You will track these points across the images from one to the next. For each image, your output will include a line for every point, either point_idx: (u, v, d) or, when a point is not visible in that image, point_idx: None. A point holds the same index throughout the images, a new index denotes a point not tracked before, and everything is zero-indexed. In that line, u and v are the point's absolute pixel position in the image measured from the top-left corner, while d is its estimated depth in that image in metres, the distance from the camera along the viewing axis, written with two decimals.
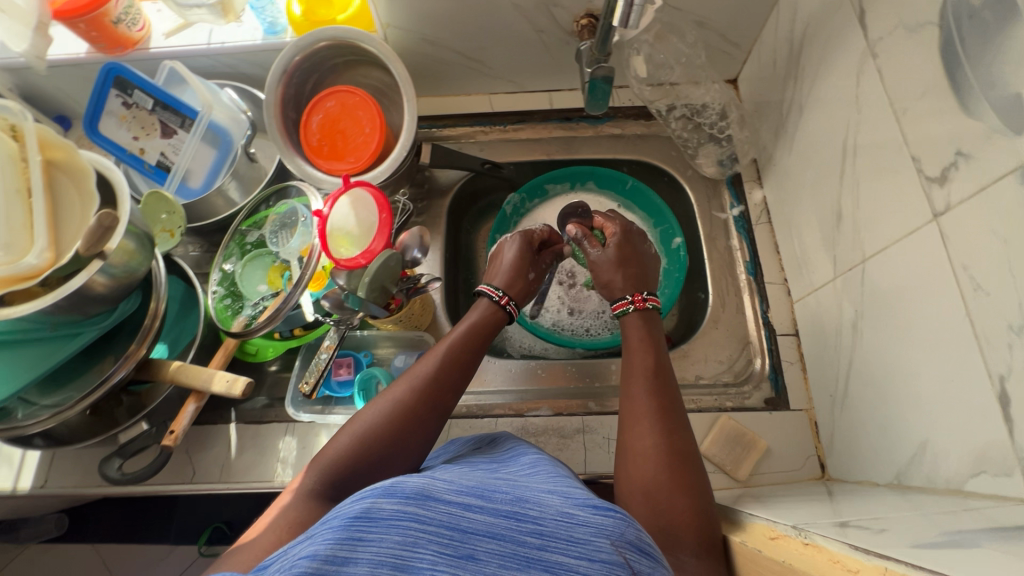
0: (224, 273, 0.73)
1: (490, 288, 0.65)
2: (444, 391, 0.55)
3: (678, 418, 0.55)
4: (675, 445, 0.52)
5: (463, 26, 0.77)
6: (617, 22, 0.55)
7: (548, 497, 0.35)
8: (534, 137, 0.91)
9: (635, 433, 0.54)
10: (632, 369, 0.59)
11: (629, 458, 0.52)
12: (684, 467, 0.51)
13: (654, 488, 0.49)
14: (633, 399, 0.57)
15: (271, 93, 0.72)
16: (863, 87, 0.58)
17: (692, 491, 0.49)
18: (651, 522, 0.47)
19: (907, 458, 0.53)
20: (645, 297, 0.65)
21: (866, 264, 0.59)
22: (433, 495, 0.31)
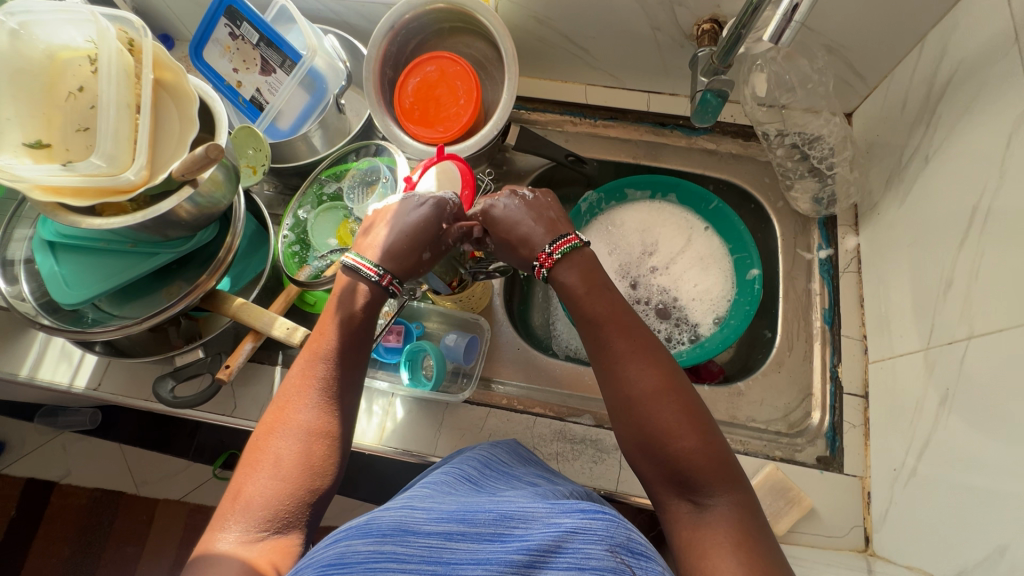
0: (297, 220, 0.73)
1: (366, 267, 0.56)
2: (334, 382, 0.52)
3: (648, 353, 0.52)
4: (656, 389, 0.49)
5: (578, 11, 0.74)
6: (766, 36, 0.51)
7: (534, 508, 0.32)
8: (622, 137, 0.88)
9: (616, 387, 0.51)
10: (585, 313, 0.54)
11: (620, 417, 0.51)
12: (676, 410, 0.48)
13: (653, 439, 0.48)
14: (603, 348, 0.53)
15: (374, 47, 0.71)
16: (1015, 150, 0.53)
17: (693, 427, 0.48)
18: (664, 472, 0.48)
19: (978, 559, 0.49)
20: (551, 254, 0.56)
21: (971, 341, 0.54)
22: (411, 529, 0.30)
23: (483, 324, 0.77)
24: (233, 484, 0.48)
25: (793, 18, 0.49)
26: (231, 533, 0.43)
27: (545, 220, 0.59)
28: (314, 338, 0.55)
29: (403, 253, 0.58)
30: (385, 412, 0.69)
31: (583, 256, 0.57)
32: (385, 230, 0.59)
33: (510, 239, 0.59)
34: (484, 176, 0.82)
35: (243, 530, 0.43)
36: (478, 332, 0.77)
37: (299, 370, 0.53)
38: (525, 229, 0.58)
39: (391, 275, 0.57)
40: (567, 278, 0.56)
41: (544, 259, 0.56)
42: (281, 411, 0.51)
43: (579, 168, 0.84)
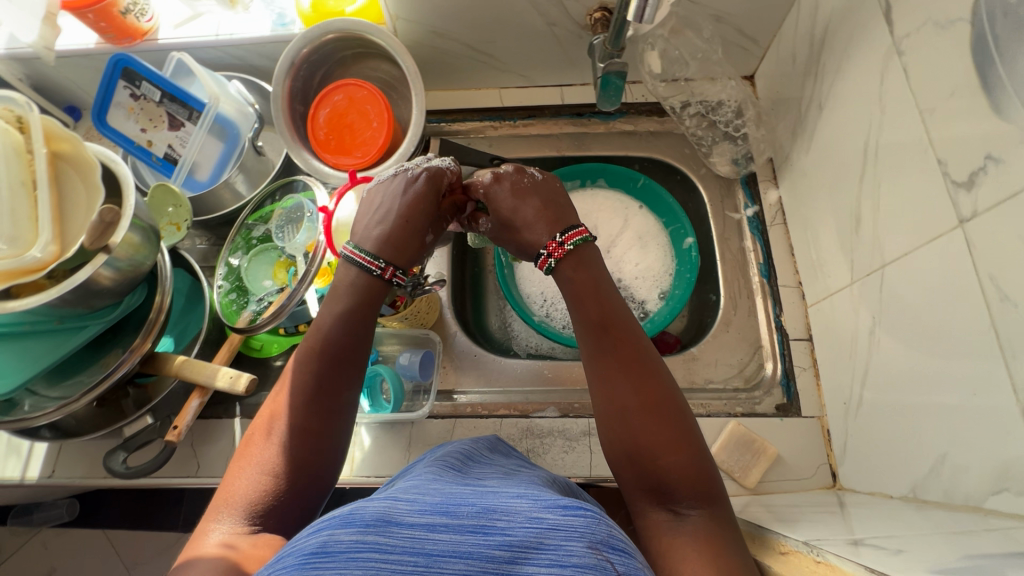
0: (230, 268, 0.72)
1: (370, 262, 0.57)
2: (332, 391, 0.53)
3: (642, 365, 0.52)
4: (648, 398, 0.50)
5: (473, 18, 0.76)
6: (631, 18, 0.54)
7: (516, 501, 0.32)
8: (544, 133, 0.90)
9: (608, 395, 0.52)
10: (581, 317, 0.56)
11: (608, 426, 0.52)
12: (664, 417, 0.49)
13: (639, 446, 0.49)
14: (596, 357, 0.54)
15: (278, 85, 0.72)
16: (888, 85, 0.56)
17: (678, 439, 0.49)
18: (644, 478, 0.49)
19: (925, 472, 0.51)
20: (562, 244, 0.58)
21: (886, 269, 0.57)
22: (394, 520, 0.29)
23: (435, 339, 0.77)
24: (227, 479, 0.50)
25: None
26: (222, 527, 0.44)
27: (555, 204, 0.62)
28: (311, 338, 0.55)
29: (403, 240, 0.60)
30: (351, 441, 0.68)
31: (582, 263, 0.58)
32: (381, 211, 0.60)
33: (514, 220, 0.62)
34: None
35: (233, 525, 0.44)
36: (432, 346, 0.76)
37: (295, 367, 0.54)
38: (538, 214, 0.61)
39: (392, 266, 0.58)
40: (567, 280, 0.58)
41: (556, 249, 0.58)
42: (280, 410, 0.52)
43: None
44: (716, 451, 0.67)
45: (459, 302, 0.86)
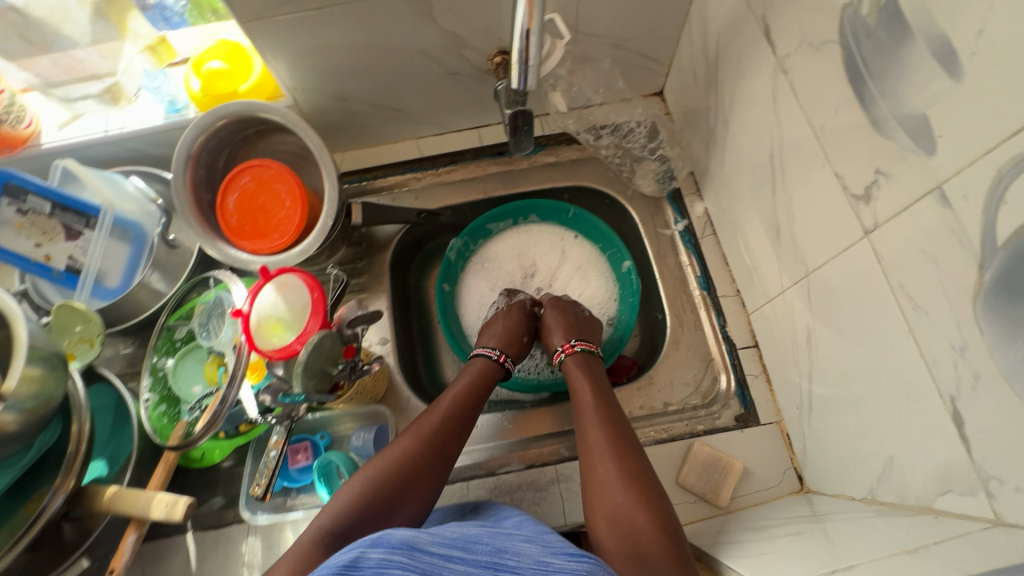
0: (156, 376, 0.67)
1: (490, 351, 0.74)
2: (450, 440, 0.62)
3: (630, 444, 0.60)
4: (632, 469, 0.57)
5: (374, 78, 0.75)
6: (515, 86, 0.54)
7: (526, 547, 0.40)
8: (468, 177, 0.89)
9: (596, 470, 0.58)
10: (583, 409, 0.65)
11: (595, 500, 0.56)
12: (645, 485, 0.56)
13: (619, 514, 0.54)
14: (590, 437, 0.62)
15: (179, 178, 0.69)
16: (780, 102, 0.57)
17: (653, 508, 0.53)
18: (622, 546, 0.51)
19: (878, 475, 0.52)
20: (572, 344, 0.74)
21: (810, 278, 0.59)
22: (418, 547, 0.37)
23: (386, 411, 0.72)
24: None
25: (531, 65, 0.53)
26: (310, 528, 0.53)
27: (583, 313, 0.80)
28: (456, 396, 0.67)
29: (511, 338, 0.77)
30: None
31: (589, 372, 0.70)
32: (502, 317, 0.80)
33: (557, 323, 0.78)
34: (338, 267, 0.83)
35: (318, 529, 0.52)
36: (385, 420, 0.72)
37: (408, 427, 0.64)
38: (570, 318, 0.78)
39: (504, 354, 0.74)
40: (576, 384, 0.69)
41: (567, 347, 0.73)
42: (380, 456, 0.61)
43: (435, 221, 0.84)
44: (683, 476, 0.67)
45: (409, 362, 0.82)
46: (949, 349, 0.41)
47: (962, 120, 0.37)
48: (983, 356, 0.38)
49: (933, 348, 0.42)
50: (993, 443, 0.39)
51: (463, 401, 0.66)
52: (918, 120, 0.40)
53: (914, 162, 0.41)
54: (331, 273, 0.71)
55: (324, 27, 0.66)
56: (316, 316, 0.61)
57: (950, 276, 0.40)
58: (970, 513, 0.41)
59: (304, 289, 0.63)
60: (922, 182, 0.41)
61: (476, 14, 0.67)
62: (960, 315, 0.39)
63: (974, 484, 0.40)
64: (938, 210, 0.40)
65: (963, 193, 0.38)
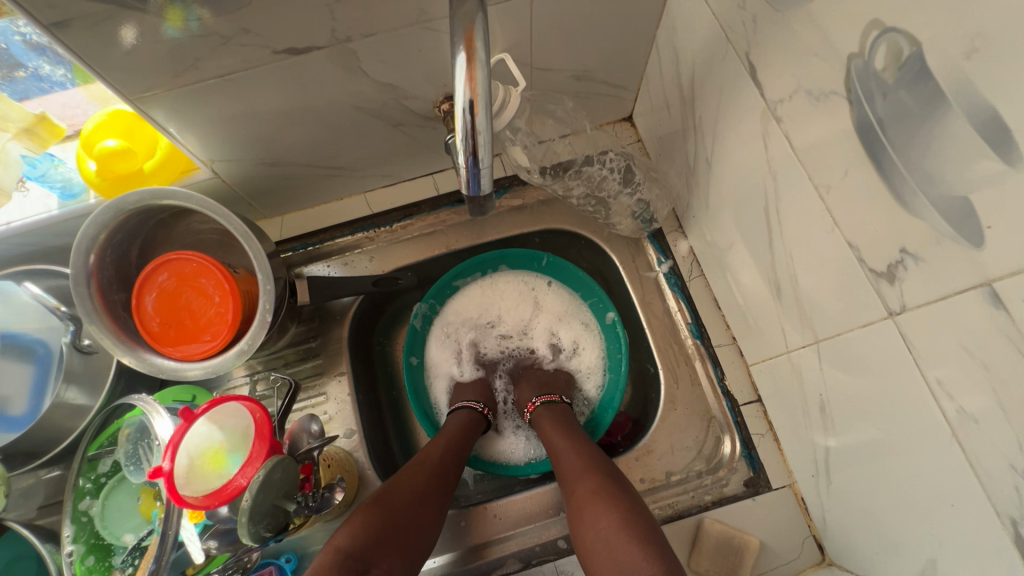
0: (80, 522, 0.57)
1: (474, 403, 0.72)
2: (448, 470, 0.62)
3: (601, 460, 0.61)
4: (603, 482, 0.57)
5: (304, 138, 0.65)
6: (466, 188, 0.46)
7: None
8: (427, 231, 0.79)
9: (573, 491, 0.59)
10: (553, 442, 0.66)
11: (575, 517, 0.56)
12: (615, 491, 0.56)
13: (595, 526, 0.53)
14: (564, 461, 0.62)
15: (81, 285, 0.58)
16: (772, 149, 0.50)
17: (623, 512, 0.53)
18: (603, 556, 0.51)
19: (918, 572, 0.46)
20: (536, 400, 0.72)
21: (820, 344, 0.52)
22: None
23: None
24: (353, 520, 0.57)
25: (479, 159, 0.41)
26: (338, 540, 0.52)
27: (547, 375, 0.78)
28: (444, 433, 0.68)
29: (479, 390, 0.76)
30: None
31: (553, 411, 0.70)
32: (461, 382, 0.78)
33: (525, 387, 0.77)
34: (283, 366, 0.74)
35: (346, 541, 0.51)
36: None
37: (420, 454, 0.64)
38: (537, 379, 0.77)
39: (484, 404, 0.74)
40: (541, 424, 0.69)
41: (531, 404, 0.72)
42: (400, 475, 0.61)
43: (394, 287, 0.75)
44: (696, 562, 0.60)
45: (382, 447, 0.73)
46: (1008, 468, 0.34)
47: (1020, 214, 0.29)
48: None
49: (985, 459, 0.36)
50: None
51: (454, 435, 0.67)
52: (956, 203, 0.33)
53: (954, 250, 0.34)
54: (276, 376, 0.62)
55: (235, 94, 0.55)
56: (262, 441, 0.52)
57: (1006, 387, 0.33)
58: None
59: (246, 413, 0.54)
60: (964, 273, 0.34)
61: (415, 63, 0.58)
62: (1021, 436, 0.33)
63: None
64: (988, 309, 0.33)
65: (1021, 297, 0.31)
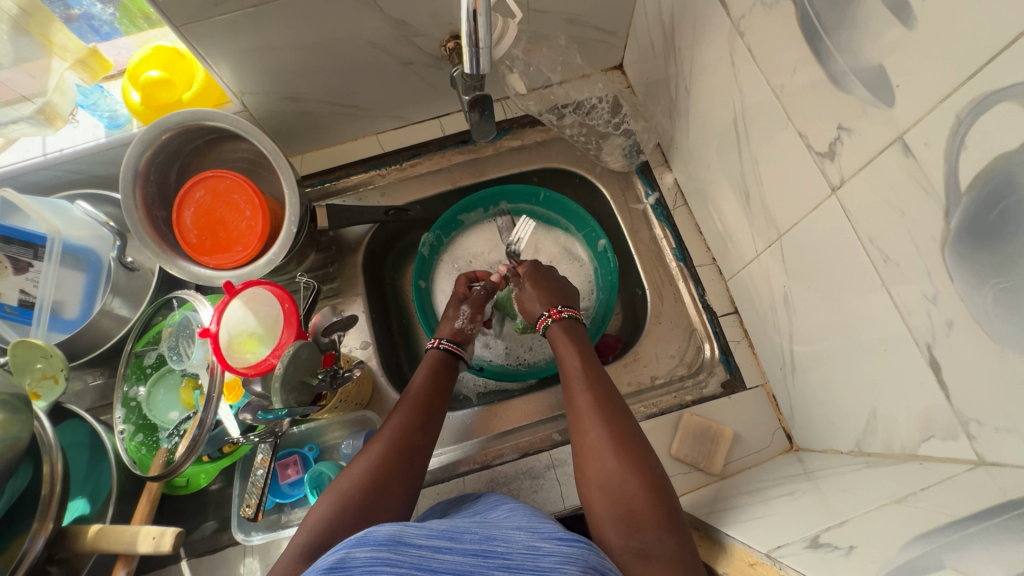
0: (130, 406, 0.65)
1: (453, 346, 0.73)
2: (417, 435, 0.63)
3: (617, 409, 0.61)
4: (619, 435, 0.58)
5: (324, 74, 0.72)
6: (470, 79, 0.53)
7: (516, 534, 0.43)
8: (434, 169, 0.87)
9: (586, 437, 0.59)
10: (572, 378, 0.65)
11: (586, 465, 0.58)
12: (627, 444, 0.57)
13: (609, 479, 0.55)
14: (579, 406, 0.62)
15: (129, 197, 0.65)
16: (739, 64, 0.57)
17: (640, 472, 0.55)
18: (614, 510, 0.53)
19: (863, 426, 0.52)
20: (558, 308, 0.72)
21: (782, 240, 0.59)
22: (404, 541, 0.39)
23: (374, 416, 0.72)
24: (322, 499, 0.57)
25: (481, 49, 0.47)
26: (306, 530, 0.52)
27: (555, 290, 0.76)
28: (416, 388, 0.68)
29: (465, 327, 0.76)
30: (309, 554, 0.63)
31: (577, 343, 0.69)
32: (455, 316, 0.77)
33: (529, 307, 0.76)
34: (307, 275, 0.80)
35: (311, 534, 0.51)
36: (373, 425, 0.71)
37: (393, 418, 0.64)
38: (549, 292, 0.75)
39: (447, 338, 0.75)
40: (562, 353, 0.69)
41: (556, 312, 0.71)
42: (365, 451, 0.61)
43: (404, 217, 0.82)
44: (676, 448, 0.67)
45: (393, 360, 0.81)
46: (922, 298, 0.41)
47: (918, 68, 0.36)
48: (954, 302, 0.39)
49: (906, 299, 0.43)
50: (971, 387, 0.39)
51: (425, 394, 0.67)
52: (874, 72, 0.40)
53: (874, 115, 0.41)
54: (301, 281, 0.69)
55: (266, 26, 0.62)
56: (290, 326, 0.59)
57: (917, 226, 0.40)
58: (953, 456, 0.42)
59: (274, 301, 0.61)
60: (882, 134, 0.41)
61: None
62: (930, 264, 0.39)
63: (956, 428, 0.41)
64: (900, 161, 0.40)
65: (923, 142, 0.37)
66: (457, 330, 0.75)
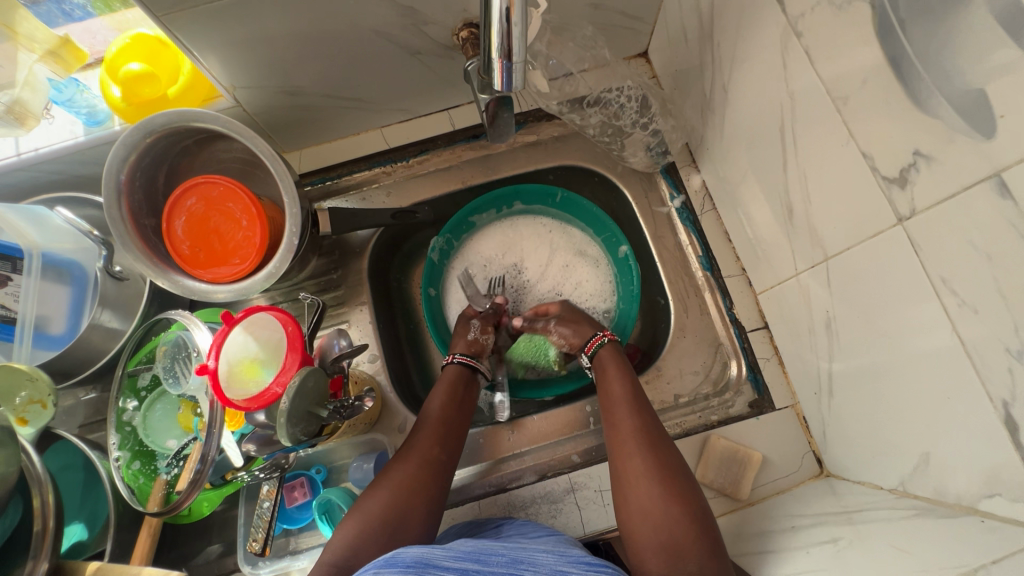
0: (124, 431, 0.60)
1: (468, 359, 0.70)
2: (437, 452, 0.59)
3: (661, 435, 0.58)
4: (664, 464, 0.55)
5: (324, 66, 0.65)
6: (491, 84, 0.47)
7: (543, 557, 0.41)
8: (443, 166, 0.81)
9: (628, 463, 0.56)
10: (613, 400, 0.62)
11: (628, 493, 0.55)
12: (673, 476, 0.55)
13: (653, 510, 0.53)
14: (618, 432, 0.59)
15: (113, 206, 0.59)
16: (792, 67, 0.51)
17: (684, 504, 0.52)
18: (659, 542, 0.51)
19: (910, 468, 0.49)
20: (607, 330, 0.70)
21: (829, 263, 0.54)
22: (432, 563, 0.37)
23: (383, 437, 0.69)
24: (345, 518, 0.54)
25: (514, 63, 0.40)
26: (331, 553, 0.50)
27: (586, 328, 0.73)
28: (437, 406, 0.64)
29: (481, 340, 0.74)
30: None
31: (620, 362, 0.66)
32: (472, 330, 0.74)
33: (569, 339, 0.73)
34: (308, 291, 0.76)
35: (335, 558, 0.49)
36: (383, 445, 0.68)
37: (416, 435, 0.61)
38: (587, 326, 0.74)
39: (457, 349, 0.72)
40: (607, 373, 0.65)
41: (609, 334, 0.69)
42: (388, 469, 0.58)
43: (412, 220, 0.76)
44: (701, 472, 0.64)
45: (402, 371, 0.77)
46: (1004, 352, 0.37)
47: None
48: None
49: (983, 350, 0.39)
50: None
51: (446, 411, 0.64)
52: (973, 96, 0.34)
53: (965, 145, 0.36)
54: (304, 298, 0.64)
55: (261, 15, 0.56)
56: (294, 352, 0.55)
57: (1007, 275, 0.35)
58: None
59: (277, 325, 0.56)
60: (974, 167, 0.36)
61: None
62: (1019, 318, 0.35)
63: None
64: (993, 200, 0.35)
65: None
66: (472, 342, 0.72)
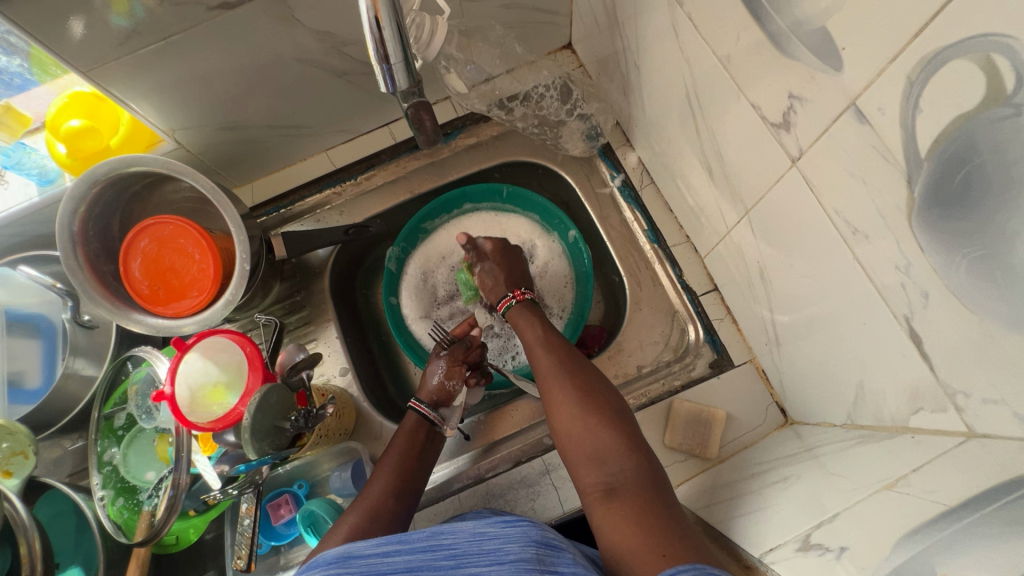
0: (106, 471, 0.62)
1: (426, 412, 0.68)
2: (391, 501, 0.58)
3: (579, 362, 0.62)
4: (583, 384, 0.59)
5: (256, 99, 0.68)
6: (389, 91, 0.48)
7: (461, 521, 0.42)
8: (390, 179, 0.84)
9: (551, 392, 0.60)
10: (531, 346, 0.65)
11: (554, 416, 0.58)
12: (592, 392, 0.58)
13: (575, 427, 0.56)
14: (540, 368, 0.62)
15: (69, 256, 0.62)
16: (682, 36, 0.54)
17: (601, 411, 0.56)
18: (584, 451, 0.54)
19: (851, 400, 0.50)
20: (524, 290, 0.71)
21: (750, 215, 0.56)
22: (353, 554, 0.38)
23: (357, 446, 0.69)
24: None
25: (393, 65, 0.44)
26: None
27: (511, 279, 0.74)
28: (389, 460, 0.63)
29: (447, 389, 0.71)
30: None
31: (529, 312, 0.69)
32: (433, 375, 0.71)
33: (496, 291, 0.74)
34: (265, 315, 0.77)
35: None
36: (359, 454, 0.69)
37: (372, 488, 0.59)
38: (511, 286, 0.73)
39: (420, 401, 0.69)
40: (519, 325, 0.69)
41: (519, 292, 0.71)
42: (334, 525, 0.55)
43: (365, 234, 0.78)
44: (669, 437, 0.65)
45: (375, 382, 0.79)
46: (895, 270, 0.39)
47: (866, 28, 0.33)
48: (927, 273, 0.36)
49: (880, 270, 0.40)
50: (953, 358, 0.37)
51: (400, 460, 0.62)
52: (818, 35, 0.37)
53: (824, 81, 0.38)
54: (262, 320, 0.67)
55: (183, 58, 0.58)
56: (255, 371, 0.57)
57: (881, 197, 0.37)
58: (944, 428, 0.40)
59: (235, 347, 0.59)
60: (834, 100, 0.38)
61: (344, 7, 0.61)
62: (899, 235, 0.37)
63: (943, 401, 0.39)
64: (855, 128, 0.37)
65: (877, 106, 0.35)
66: (436, 391, 0.70)
